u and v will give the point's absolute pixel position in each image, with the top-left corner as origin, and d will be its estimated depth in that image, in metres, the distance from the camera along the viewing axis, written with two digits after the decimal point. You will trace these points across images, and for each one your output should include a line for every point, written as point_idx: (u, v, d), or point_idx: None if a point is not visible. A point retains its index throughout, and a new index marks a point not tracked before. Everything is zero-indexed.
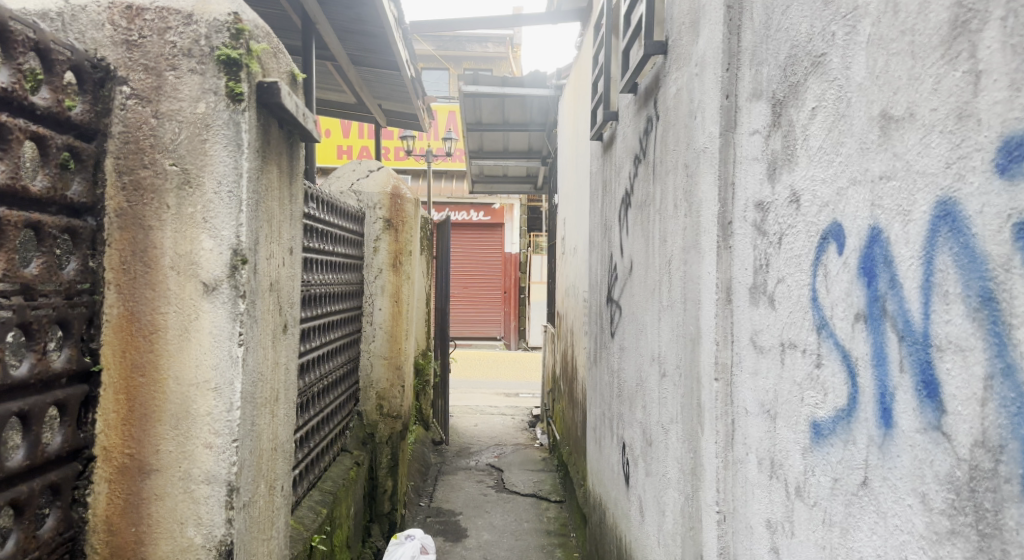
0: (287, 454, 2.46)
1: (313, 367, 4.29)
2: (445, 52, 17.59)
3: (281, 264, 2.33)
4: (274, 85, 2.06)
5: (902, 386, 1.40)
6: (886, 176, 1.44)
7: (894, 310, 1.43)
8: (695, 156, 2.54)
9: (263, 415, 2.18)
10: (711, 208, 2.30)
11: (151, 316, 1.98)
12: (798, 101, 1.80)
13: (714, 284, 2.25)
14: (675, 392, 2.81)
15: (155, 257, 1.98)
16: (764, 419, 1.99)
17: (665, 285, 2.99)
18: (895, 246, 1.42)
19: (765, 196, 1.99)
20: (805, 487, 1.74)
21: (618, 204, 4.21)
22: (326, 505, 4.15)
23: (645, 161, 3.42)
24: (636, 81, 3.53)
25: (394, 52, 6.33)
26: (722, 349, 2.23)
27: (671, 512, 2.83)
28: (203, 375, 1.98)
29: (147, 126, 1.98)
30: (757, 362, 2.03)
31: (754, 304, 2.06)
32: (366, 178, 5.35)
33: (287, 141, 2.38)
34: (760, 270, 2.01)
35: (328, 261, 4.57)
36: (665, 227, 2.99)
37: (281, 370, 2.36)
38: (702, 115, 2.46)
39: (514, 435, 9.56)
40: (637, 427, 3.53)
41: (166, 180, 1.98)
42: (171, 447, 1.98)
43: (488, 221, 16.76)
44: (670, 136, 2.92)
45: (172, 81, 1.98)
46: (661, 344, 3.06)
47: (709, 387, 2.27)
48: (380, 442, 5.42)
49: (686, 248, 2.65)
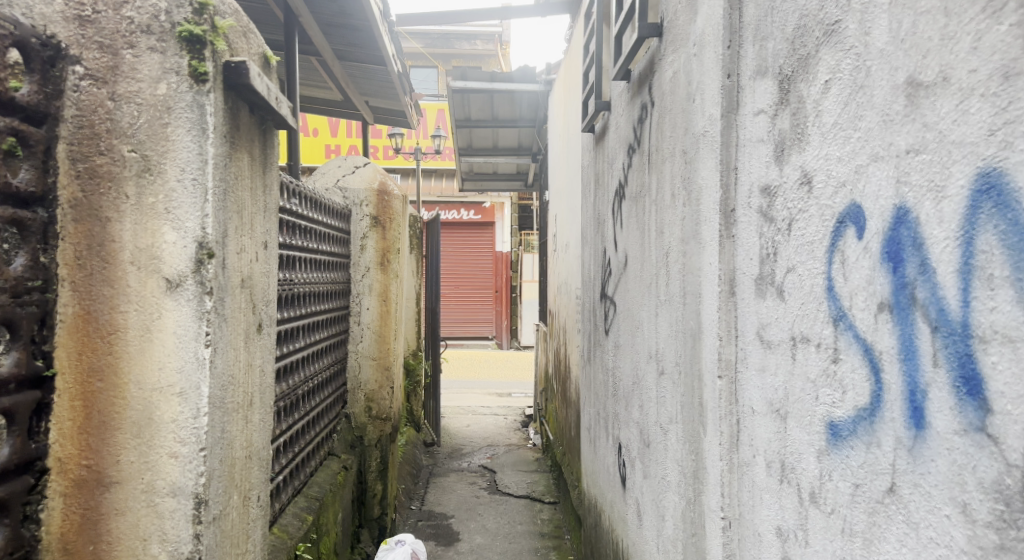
0: (262, 462, 2.30)
1: (297, 369, 4.15)
2: (433, 50, 17.48)
3: (253, 259, 2.18)
4: (242, 65, 1.91)
5: (936, 382, 1.26)
6: (915, 150, 1.30)
7: (924, 298, 1.29)
8: (694, 141, 2.41)
9: (234, 422, 2.03)
10: (713, 195, 2.18)
11: (110, 315, 1.82)
12: (809, 75, 1.66)
13: (717, 275, 2.14)
14: (673, 392, 2.68)
15: (114, 252, 1.82)
16: (773, 419, 1.85)
17: (662, 278, 2.85)
18: (926, 226, 1.29)
19: (771, 179, 1.87)
20: (820, 494, 1.60)
21: (611, 196, 4.09)
22: (312, 512, 4.03)
23: (640, 150, 3.29)
24: (629, 67, 3.41)
25: (380, 47, 6.20)
26: (726, 345, 2.12)
27: (671, 517, 2.69)
28: (167, 379, 1.82)
29: (103, 109, 1.82)
30: (765, 357, 1.90)
31: (760, 296, 1.93)
32: (352, 175, 5.23)
33: (259, 127, 2.23)
34: (767, 259, 1.88)
35: (312, 259, 4.41)
36: (661, 217, 2.85)
37: (255, 372, 2.21)
38: (701, 97, 2.34)
39: (506, 436, 9.44)
40: (634, 428, 3.40)
41: (125, 168, 1.83)
42: (133, 458, 1.82)
43: (478, 220, 16.64)
44: (667, 122, 2.78)
45: (130, 60, 1.82)
46: (658, 341, 2.92)
47: (712, 386, 2.17)
48: (369, 445, 5.29)
49: (685, 240, 2.51)
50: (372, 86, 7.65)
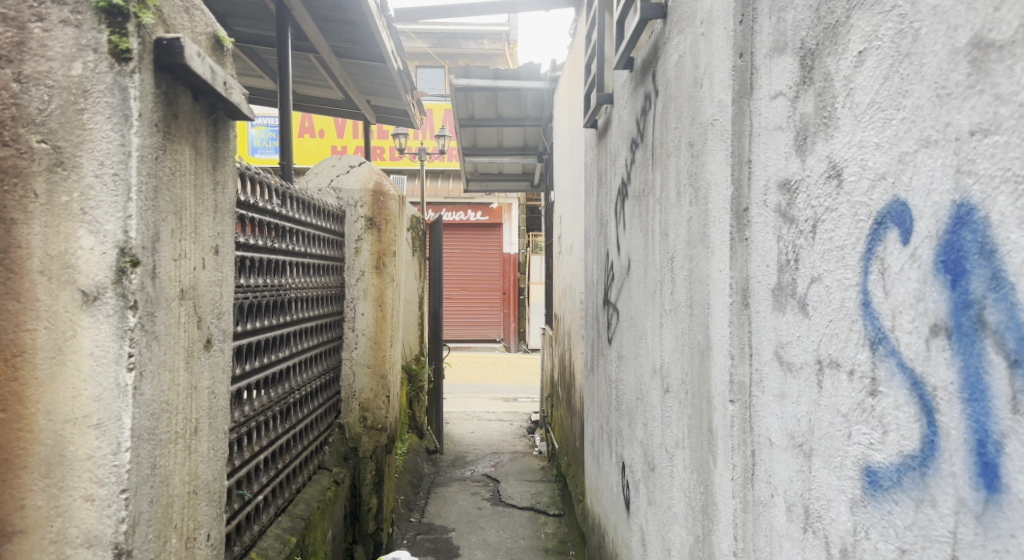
0: (207, 494, 2.04)
1: (282, 381, 3.86)
2: (439, 50, 17.24)
3: (197, 266, 1.92)
4: (176, 42, 1.65)
5: (1017, 431, 1.04)
6: (982, 131, 1.07)
7: (998, 322, 1.07)
8: (701, 132, 2.13)
9: (169, 454, 1.79)
10: (723, 192, 1.92)
11: (15, 333, 1.55)
12: (838, 47, 1.38)
13: (728, 284, 1.89)
14: (679, 413, 2.41)
15: (20, 259, 1.55)
16: (794, 456, 1.59)
17: (667, 285, 2.57)
18: (1000, 230, 1.06)
19: (791, 173, 1.60)
20: (854, 552, 1.33)
21: (614, 196, 3.80)
22: (295, 533, 3.75)
23: (643, 145, 3.01)
24: (631, 55, 3.14)
25: (376, 43, 5.93)
26: (739, 365, 1.87)
27: (677, 552, 2.42)
28: (82, 409, 1.57)
29: (8, 92, 1.56)
30: (785, 382, 1.64)
31: (779, 310, 1.67)
32: (347, 174, 4.96)
33: (207, 117, 1.97)
34: (787, 267, 1.62)
35: (300, 264, 4.11)
36: (665, 218, 2.58)
37: (200, 395, 1.96)
38: (708, 82, 2.06)
39: (512, 443, 9.17)
40: (638, 447, 3.13)
41: (33, 161, 1.56)
42: (41, 502, 1.56)
43: (485, 222, 16.37)
44: (671, 112, 2.50)
45: (38, 34, 1.56)
46: (663, 355, 2.64)
47: (724, 411, 1.92)
48: (364, 457, 4.99)
49: (691, 244, 2.24)
50: (372, 84, 7.37)
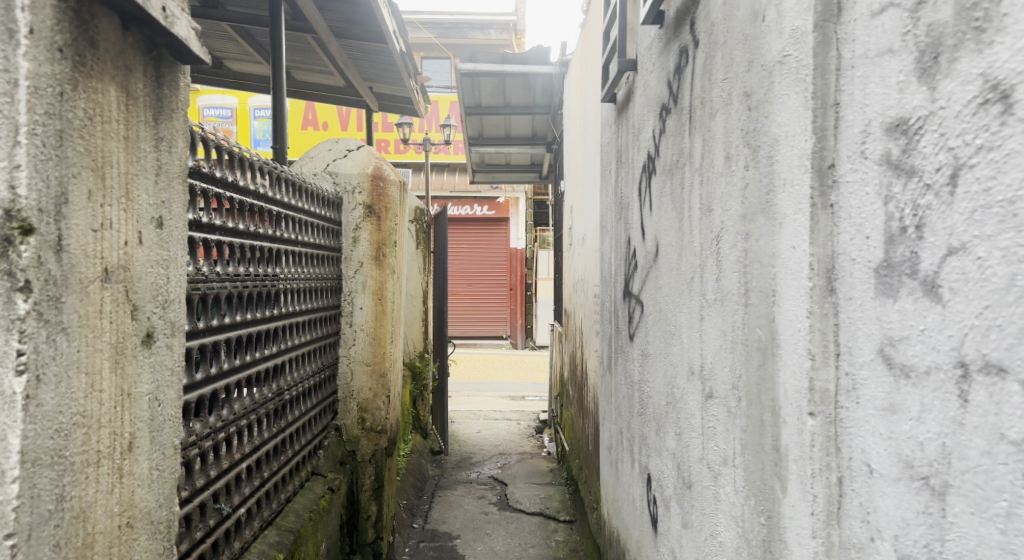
0: (146, 522, 1.65)
1: (270, 380, 3.42)
2: (445, 40, 16.82)
3: (126, 239, 1.54)
4: None
5: None
6: None
7: None
8: (762, 77, 1.73)
9: (85, 481, 1.41)
10: (799, 148, 1.52)
11: None
12: None
13: (807, 264, 1.48)
14: (728, 421, 1.99)
15: None
16: (915, 492, 1.18)
17: (711, 269, 2.15)
18: None
19: (905, 108, 1.21)
20: None
21: (637, 174, 3.39)
22: (284, 549, 3.33)
23: (677, 110, 2.61)
24: (661, 9, 2.75)
25: (377, 22, 5.51)
26: (820, 368, 1.46)
27: None
28: None
29: None
30: (894, 392, 1.24)
31: (885, 294, 1.27)
32: (344, 158, 4.53)
33: (142, 51, 1.59)
34: (899, 237, 1.22)
35: (292, 253, 3.65)
36: (708, 190, 2.16)
37: (131, 403, 1.57)
38: (775, 11, 1.65)
39: (519, 443, 8.76)
40: (669, 458, 2.71)
41: None
42: None
43: (492, 216, 15.96)
44: (718, 62, 2.09)
45: None
46: (705, 353, 2.22)
47: (799, 424, 1.51)
48: (363, 461, 4.57)
49: (747, 218, 1.83)
50: (374, 69, 6.96)
